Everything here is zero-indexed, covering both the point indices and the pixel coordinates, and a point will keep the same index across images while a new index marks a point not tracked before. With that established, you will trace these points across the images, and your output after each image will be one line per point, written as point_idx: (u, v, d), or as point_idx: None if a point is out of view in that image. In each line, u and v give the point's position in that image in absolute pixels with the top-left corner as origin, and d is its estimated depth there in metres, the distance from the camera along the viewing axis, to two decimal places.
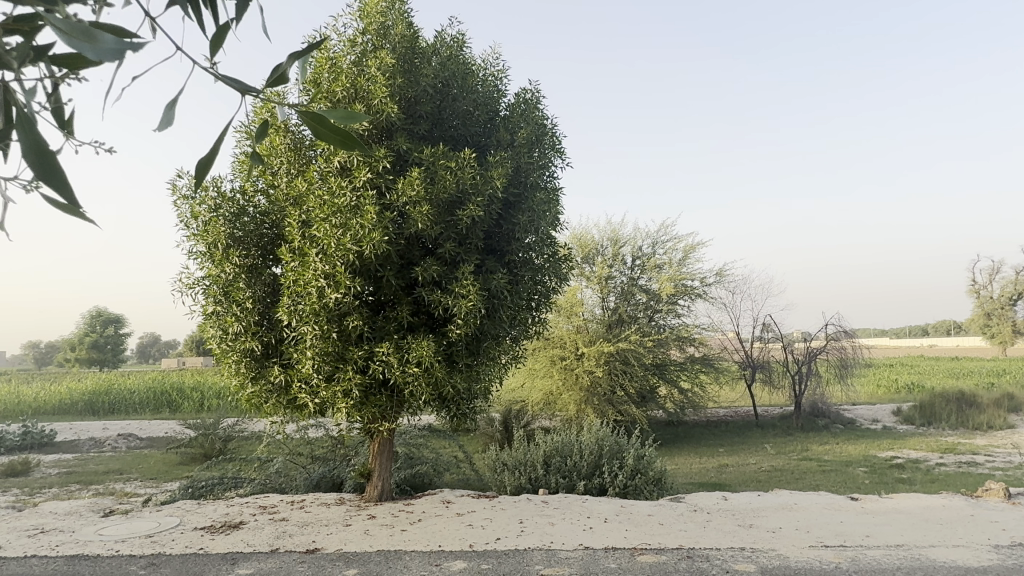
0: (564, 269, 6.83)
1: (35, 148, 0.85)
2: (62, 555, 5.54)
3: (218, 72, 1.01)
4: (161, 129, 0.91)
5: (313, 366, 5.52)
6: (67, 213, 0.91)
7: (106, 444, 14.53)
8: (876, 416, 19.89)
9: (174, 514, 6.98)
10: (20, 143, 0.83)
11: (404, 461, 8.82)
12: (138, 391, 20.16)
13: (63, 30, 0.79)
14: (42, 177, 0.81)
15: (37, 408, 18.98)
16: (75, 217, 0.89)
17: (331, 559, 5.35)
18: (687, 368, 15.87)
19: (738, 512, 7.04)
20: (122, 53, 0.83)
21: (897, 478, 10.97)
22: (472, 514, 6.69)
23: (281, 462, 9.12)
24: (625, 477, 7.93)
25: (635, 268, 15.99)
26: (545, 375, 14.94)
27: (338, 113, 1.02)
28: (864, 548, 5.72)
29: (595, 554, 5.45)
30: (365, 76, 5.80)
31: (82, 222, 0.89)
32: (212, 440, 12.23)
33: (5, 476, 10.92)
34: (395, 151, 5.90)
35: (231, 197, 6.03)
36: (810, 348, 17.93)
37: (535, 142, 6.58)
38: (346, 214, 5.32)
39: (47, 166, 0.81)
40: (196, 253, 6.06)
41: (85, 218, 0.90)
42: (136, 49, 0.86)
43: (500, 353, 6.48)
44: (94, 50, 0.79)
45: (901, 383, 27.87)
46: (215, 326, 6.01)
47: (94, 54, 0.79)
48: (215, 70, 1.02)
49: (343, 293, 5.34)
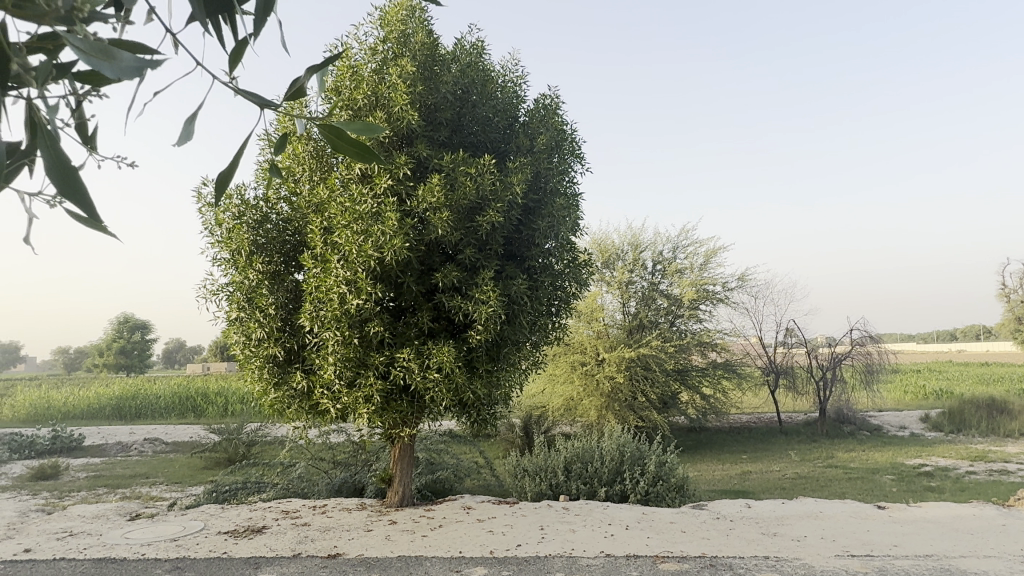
0: (584, 275, 6.74)
1: (57, 166, 0.76)
2: (90, 558, 5.61)
3: (239, 87, 0.99)
4: (181, 143, 0.91)
5: (335, 372, 5.54)
6: (93, 229, 0.83)
7: (133, 449, 14.77)
8: (902, 423, 19.53)
9: (197, 518, 7.06)
10: (41, 159, 0.75)
11: (424, 465, 8.85)
12: (164, 396, 20.41)
13: (81, 49, 0.73)
14: (65, 196, 0.72)
15: (66, 413, 19.33)
16: (101, 232, 0.82)
17: (352, 564, 5.37)
18: (709, 373, 15.73)
19: (762, 521, 6.95)
20: (143, 71, 0.77)
21: (925, 486, 10.74)
22: (492, 520, 6.66)
23: (303, 467, 9.00)
24: (647, 484, 7.88)
25: (655, 273, 15.95)
26: (566, 381, 14.83)
27: (358, 127, 1.00)
28: (892, 558, 5.61)
29: (617, 561, 5.41)
30: (386, 84, 5.86)
31: (107, 240, 0.81)
32: (237, 445, 12.38)
33: (35, 480, 11.13)
34: (416, 158, 5.95)
35: (254, 205, 6.09)
36: (835, 354, 17.64)
37: (554, 148, 6.58)
38: (367, 221, 5.33)
39: (71, 183, 0.72)
40: (221, 260, 6.16)
41: (111, 234, 0.82)
42: (158, 65, 0.80)
43: (520, 359, 6.47)
44: (111, 68, 0.74)
45: (930, 390, 27.31)
46: (238, 333, 6.07)
47: (114, 74, 0.73)
48: (235, 83, 0.99)
49: (364, 299, 5.37)
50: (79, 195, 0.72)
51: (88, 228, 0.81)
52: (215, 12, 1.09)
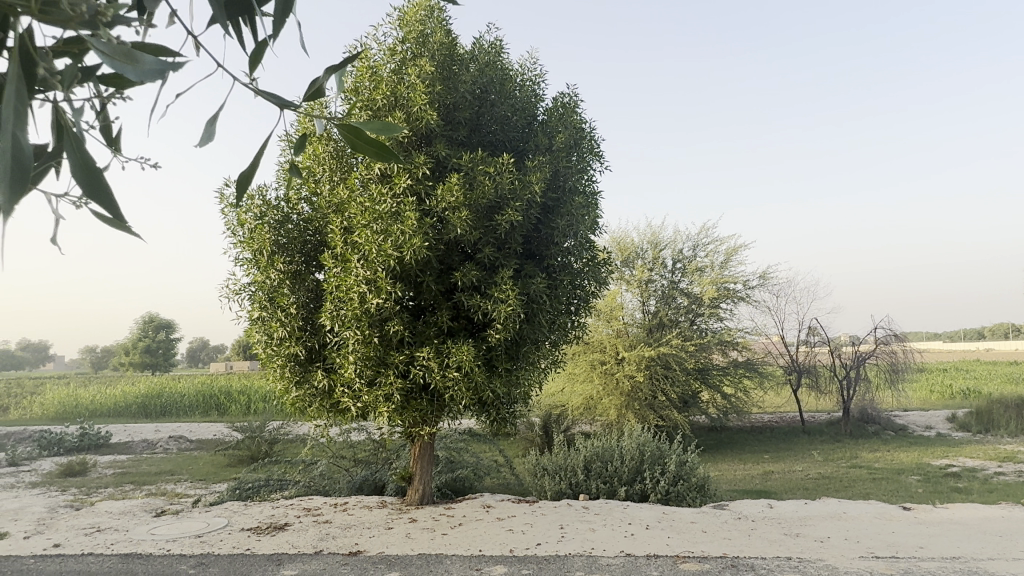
0: (603, 273, 6.72)
1: (82, 165, 0.79)
2: (117, 553, 5.71)
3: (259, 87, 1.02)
4: (202, 144, 0.95)
5: (355, 370, 5.59)
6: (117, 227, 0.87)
7: (159, 446, 15.01)
8: (928, 422, 19.21)
9: (221, 515, 7.16)
10: (67, 160, 0.77)
11: (444, 464, 8.88)
12: (188, 394, 20.70)
13: (104, 53, 0.76)
14: (90, 195, 0.75)
15: (93, 411, 19.67)
16: (125, 230, 0.85)
17: (373, 562, 5.41)
18: (730, 372, 15.61)
19: (784, 521, 6.88)
20: (164, 74, 0.80)
21: (952, 487, 10.56)
22: (512, 519, 6.67)
23: (324, 465, 9.08)
24: (668, 483, 7.84)
25: (675, 271, 15.86)
26: (585, 379, 14.80)
27: (375, 126, 1.03)
28: (918, 560, 5.53)
29: (637, 561, 5.38)
30: (405, 84, 5.89)
31: (131, 238, 0.84)
32: (259, 442, 12.52)
33: (64, 477, 11.35)
34: (435, 158, 5.97)
35: (275, 205, 6.15)
36: (858, 352, 17.41)
37: (573, 147, 6.56)
38: (387, 221, 5.36)
39: (95, 183, 0.75)
40: (243, 260, 6.24)
41: (134, 232, 0.85)
42: (177, 68, 0.83)
43: (540, 358, 6.47)
44: (134, 70, 0.77)
45: (957, 389, 26.83)
46: (260, 332, 6.14)
47: (136, 77, 0.77)
48: (254, 85, 1.03)
49: (384, 298, 5.40)
50: (104, 194, 0.74)
51: (113, 228, 0.84)
52: (235, 15, 1.12)
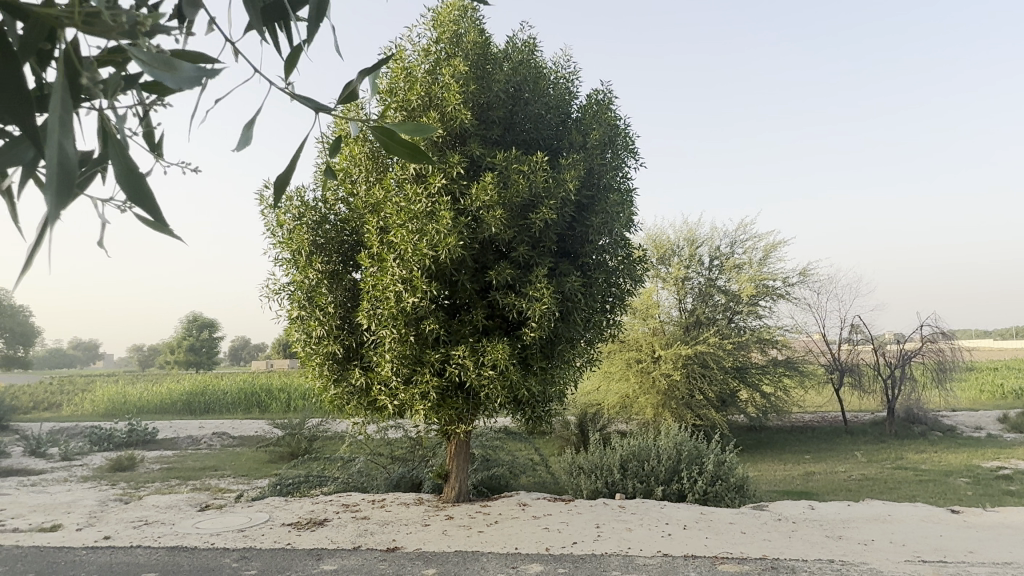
0: (638, 271, 6.65)
1: (124, 170, 0.82)
2: (163, 546, 5.89)
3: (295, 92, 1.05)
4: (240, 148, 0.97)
5: (392, 368, 5.65)
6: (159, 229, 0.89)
7: (203, 442, 15.39)
8: (978, 423, 18.58)
9: (263, 510, 7.32)
10: (110, 164, 0.80)
11: (480, 462, 8.92)
12: (230, 392, 21.17)
13: (145, 61, 0.79)
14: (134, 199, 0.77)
15: (140, 408, 20.26)
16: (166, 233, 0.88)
17: (410, 558, 5.46)
18: (770, 371, 15.34)
19: (826, 523, 6.74)
20: (200, 80, 0.83)
21: (1003, 490, 10.21)
22: (548, 518, 6.67)
23: (362, 462, 9.20)
24: (705, 483, 7.75)
25: (712, 268, 15.65)
26: (621, 378, 14.72)
27: (406, 128, 1.04)
28: (967, 565, 5.36)
29: (675, 561, 5.33)
30: (439, 84, 5.93)
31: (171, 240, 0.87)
32: (299, 439, 12.74)
33: (113, 471, 11.73)
34: (469, 157, 6.00)
35: (313, 206, 6.26)
36: (903, 350, 16.93)
37: (608, 144, 6.51)
38: (422, 220, 5.40)
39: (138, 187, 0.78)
40: (282, 260, 6.36)
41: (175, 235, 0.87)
42: (213, 75, 0.85)
43: (575, 356, 6.45)
44: (173, 78, 0.79)
45: (1009, 389, 25.88)
46: (299, 330, 6.26)
47: (176, 84, 0.79)
48: (290, 89, 1.06)
49: (420, 297, 5.45)
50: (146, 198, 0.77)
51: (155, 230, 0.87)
52: (271, 20, 1.15)
